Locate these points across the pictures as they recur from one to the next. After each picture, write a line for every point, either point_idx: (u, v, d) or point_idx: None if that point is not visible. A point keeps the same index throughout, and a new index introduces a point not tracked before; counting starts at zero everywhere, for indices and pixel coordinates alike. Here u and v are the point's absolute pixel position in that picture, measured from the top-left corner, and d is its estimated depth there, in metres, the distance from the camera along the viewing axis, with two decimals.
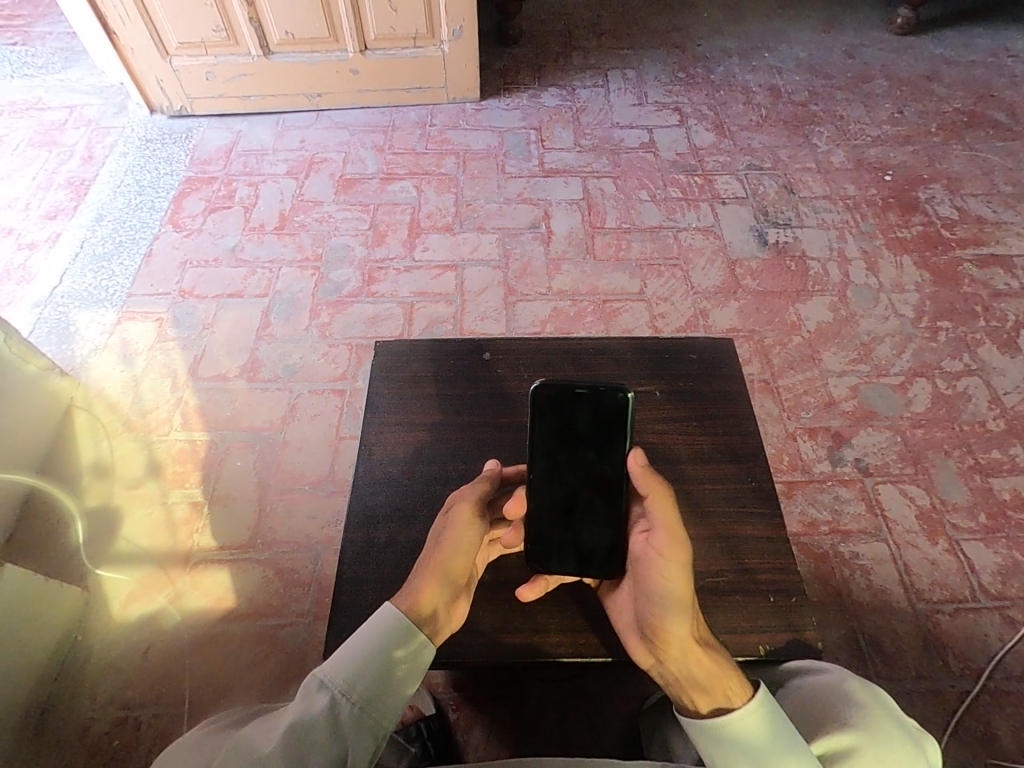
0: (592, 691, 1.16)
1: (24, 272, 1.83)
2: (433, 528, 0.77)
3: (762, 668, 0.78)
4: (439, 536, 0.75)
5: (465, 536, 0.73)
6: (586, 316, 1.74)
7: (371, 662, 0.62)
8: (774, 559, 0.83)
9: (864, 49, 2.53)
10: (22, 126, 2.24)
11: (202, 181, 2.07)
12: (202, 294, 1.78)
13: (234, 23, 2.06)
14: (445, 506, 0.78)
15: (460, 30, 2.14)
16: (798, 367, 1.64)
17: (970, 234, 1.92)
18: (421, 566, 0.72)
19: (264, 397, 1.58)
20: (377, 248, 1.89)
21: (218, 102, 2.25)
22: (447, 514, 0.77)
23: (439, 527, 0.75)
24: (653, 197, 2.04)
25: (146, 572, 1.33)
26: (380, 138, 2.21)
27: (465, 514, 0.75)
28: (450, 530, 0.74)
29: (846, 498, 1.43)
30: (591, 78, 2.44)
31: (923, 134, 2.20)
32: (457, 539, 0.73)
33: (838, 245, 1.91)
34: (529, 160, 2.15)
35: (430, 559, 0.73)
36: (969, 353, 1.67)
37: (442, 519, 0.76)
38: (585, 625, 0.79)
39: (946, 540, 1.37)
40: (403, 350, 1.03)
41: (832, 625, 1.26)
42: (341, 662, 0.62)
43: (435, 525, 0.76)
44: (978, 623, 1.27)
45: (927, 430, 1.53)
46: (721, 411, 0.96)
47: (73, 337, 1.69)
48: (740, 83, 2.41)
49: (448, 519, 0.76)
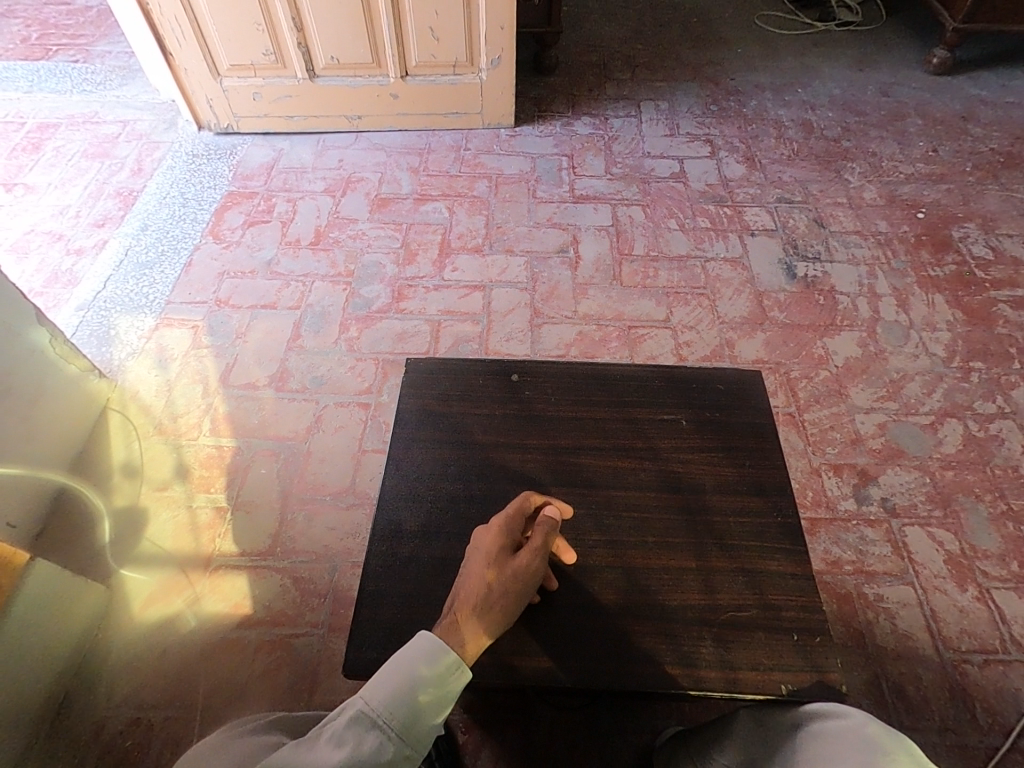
0: (605, 722, 1.14)
1: (71, 276, 1.91)
2: (485, 558, 0.76)
3: (784, 708, 0.76)
4: (487, 570, 0.74)
5: (528, 583, 0.75)
6: (611, 341, 1.75)
7: (411, 690, 0.63)
8: (798, 595, 0.82)
9: (898, 88, 2.54)
10: (78, 138, 2.35)
11: (243, 196, 2.14)
12: (237, 304, 1.84)
13: (283, 47, 2.15)
14: (502, 537, 0.77)
15: (498, 60, 2.21)
16: (824, 402, 1.62)
17: (1005, 275, 1.90)
18: (471, 609, 0.72)
19: (291, 407, 1.62)
20: (408, 267, 1.93)
21: (263, 122, 2.34)
22: (507, 551, 0.76)
23: (497, 564, 0.75)
24: (681, 226, 2.06)
25: (167, 574, 1.35)
26: (415, 160, 2.28)
27: (531, 560, 0.75)
28: (514, 575, 0.74)
29: (871, 539, 1.39)
30: (624, 109, 2.49)
31: (957, 173, 2.19)
32: (520, 587, 0.74)
33: (868, 281, 1.89)
34: (560, 186, 2.18)
35: (479, 598, 0.73)
36: (1003, 395, 1.63)
37: (502, 556, 0.76)
38: (605, 654, 0.78)
39: (976, 587, 1.33)
40: (434, 367, 1.05)
41: (854, 669, 1.23)
42: (381, 692, 0.62)
43: (491, 558, 0.75)
44: (1009, 676, 1.22)
45: (958, 472, 1.49)
46: (747, 444, 0.95)
47: (113, 341, 1.75)
48: (773, 117, 2.44)
49: (510, 559, 0.76)
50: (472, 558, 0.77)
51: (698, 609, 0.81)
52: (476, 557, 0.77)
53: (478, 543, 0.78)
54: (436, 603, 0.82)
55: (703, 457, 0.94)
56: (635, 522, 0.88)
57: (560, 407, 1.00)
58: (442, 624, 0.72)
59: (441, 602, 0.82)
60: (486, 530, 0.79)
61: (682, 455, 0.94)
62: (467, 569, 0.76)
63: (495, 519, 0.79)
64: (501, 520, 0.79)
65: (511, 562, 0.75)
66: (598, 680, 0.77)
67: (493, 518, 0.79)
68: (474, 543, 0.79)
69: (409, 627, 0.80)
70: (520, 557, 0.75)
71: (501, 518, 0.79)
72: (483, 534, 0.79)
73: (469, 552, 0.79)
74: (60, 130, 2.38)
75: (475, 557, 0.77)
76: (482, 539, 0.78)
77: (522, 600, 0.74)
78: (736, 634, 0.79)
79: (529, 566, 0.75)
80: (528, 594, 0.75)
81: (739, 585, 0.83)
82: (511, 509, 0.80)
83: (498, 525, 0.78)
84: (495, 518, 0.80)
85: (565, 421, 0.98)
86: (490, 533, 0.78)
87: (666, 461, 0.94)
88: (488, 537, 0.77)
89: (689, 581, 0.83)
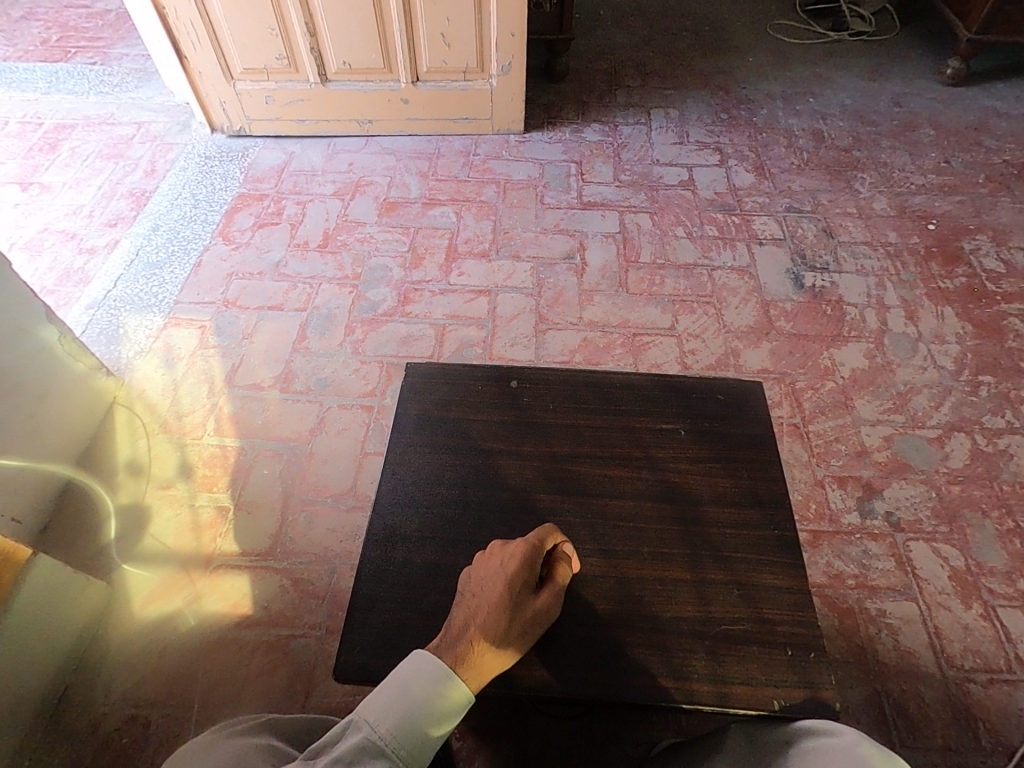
0: (600, 733, 1.13)
1: (82, 275, 1.94)
2: (508, 590, 0.73)
3: (775, 724, 0.76)
4: (506, 604, 0.73)
5: (543, 622, 0.76)
6: (615, 348, 1.75)
7: (414, 717, 0.63)
8: (793, 610, 0.81)
9: (911, 98, 2.52)
10: (94, 139, 2.39)
11: (253, 198, 2.17)
12: (245, 304, 1.85)
13: (296, 52, 2.17)
14: (528, 572, 0.75)
15: (508, 66, 2.22)
16: (830, 413, 1.61)
17: (1016, 289, 1.87)
18: (491, 644, 0.71)
19: (295, 408, 1.63)
20: (414, 271, 1.94)
21: (275, 125, 2.36)
22: (531, 588, 0.75)
23: (520, 598, 0.74)
24: (689, 234, 2.05)
25: (168, 572, 1.36)
26: (424, 165, 2.29)
27: (551, 602, 0.76)
28: (534, 614, 0.75)
29: (875, 553, 1.38)
30: (634, 116, 2.49)
31: (970, 185, 2.17)
32: (536, 627, 0.75)
33: (877, 292, 1.88)
34: (568, 192, 2.19)
35: (500, 634, 0.71)
36: (1012, 410, 1.61)
37: (525, 591, 0.75)
38: (596, 664, 0.78)
39: (980, 605, 1.31)
40: (434, 372, 1.05)
41: (854, 685, 1.21)
42: (385, 719, 0.62)
43: (515, 591, 0.73)
44: (1013, 696, 1.20)
45: (965, 487, 1.48)
46: (746, 455, 0.95)
47: (121, 339, 1.77)
48: (783, 126, 2.43)
49: (532, 597, 0.75)
50: (490, 584, 0.74)
51: (691, 621, 0.81)
52: (495, 584, 0.74)
53: (497, 568, 0.75)
54: (429, 608, 0.82)
55: (701, 468, 0.93)
56: (630, 532, 0.87)
57: (558, 415, 1.00)
58: (455, 650, 0.69)
59: (434, 607, 0.82)
60: (507, 555, 0.76)
61: (679, 466, 0.93)
62: (484, 595, 0.73)
63: (518, 547, 0.77)
64: (528, 551, 0.76)
65: (532, 600, 0.75)
66: (588, 690, 0.77)
67: (518, 547, 0.76)
68: (491, 567, 0.76)
69: (402, 631, 0.80)
70: (541, 597, 0.76)
71: (527, 548, 0.76)
72: (505, 560, 0.75)
73: (484, 577, 0.75)
74: (76, 130, 2.42)
75: (494, 583, 0.74)
76: (502, 566, 0.75)
77: (534, 638, 0.76)
78: (730, 648, 0.79)
79: (547, 606, 0.76)
80: (540, 634, 0.76)
81: (734, 599, 0.82)
82: (537, 541, 0.77)
83: (526, 557, 0.75)
84: (518, 545, 0.77)
85: (563, 428, 0.98)
86: (514, 562, 0.75)
87: (664, 471, 0.93)
88: (513, 567, 0.74)
89: (683, 593, 0.82)
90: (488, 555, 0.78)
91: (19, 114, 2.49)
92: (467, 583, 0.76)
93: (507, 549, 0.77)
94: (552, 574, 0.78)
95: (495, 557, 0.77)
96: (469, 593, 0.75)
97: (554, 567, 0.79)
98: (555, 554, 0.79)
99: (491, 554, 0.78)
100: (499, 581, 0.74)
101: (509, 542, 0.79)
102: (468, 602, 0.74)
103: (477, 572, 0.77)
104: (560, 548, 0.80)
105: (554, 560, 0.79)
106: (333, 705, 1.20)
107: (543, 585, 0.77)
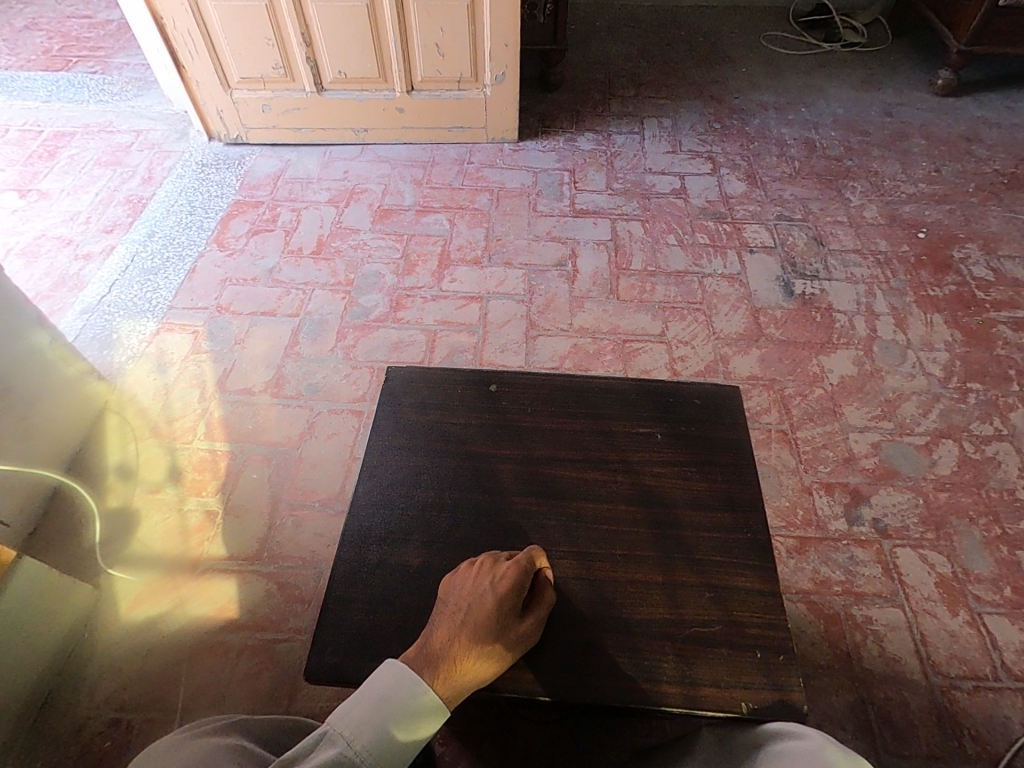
0: (584, 739, 1.13)
1: (77, 280, 1.95)
2: (496, 612, 0.74)
3: (745, 726, 0.76)
4: (489, 623, 0.73)
5: (523, 646, 0.77)
6: (605, 355, 1.76)
7: (387, 734, 0.63)
8: (763, 613, 0.81)
9: (902, 108, 2.54)
10: (93, 146, 2.41)
11: (249, 205, 2.18)
12: (237, 310, 1.86)
13: (292, 60, 2.20)
14: (517, 594, 0.76)
15: (502, 75, 2.24)
16: (818, 420, 1.61)
17: (1005, 296, 1.88)
18: (474, 660, 0.71)
19: (285, 413, 1.63)
20: (407, 277, 1.95)
21: (271, 133, 2.39)
22: (517, 611, 0.76)
23: (506, 621, 0.75)
24: (680, 242, 2.06)
25: (155, 576, 1.36)
26: (419, 172, 2.31)
27: (533, 628, 0.77)
28: (517, 637, 0.76)
29: (861, 560, 1.38)
30: (628, 126, 2.51)
31: (960, 194, 2.19)
32: (516, 650, 0.76)
33: (866, 300, 1.89)
34: (561, 200, 2.21)
35: (483, 652, 0.72)
36: (1000, 418, 1.61)
37: (511, 615, 0.75)
38: (572, 672, 0.78)
39: (967, 612, 1.31)
40: (416, 375, 1.06)
41: (840, 693, 1.21)
42: (360, 735, 0.62)
43: (503, 613, 0.74)
44: (999, 704, 1.20)
45: (952, 494, 1.48)
46: (720, 458, 0.95)
47: (114, 344, 1.78)
48: (775, 135, 2.45)
49: (517, 620, 0.76)
50: (478, 602, 0.74)
51: (663, 623, 0.81)
52: (482, 603, 0.74)
53: (486, 587, 0.76)
54: (403, 609, 0.82)
55: (676, 472, 0.94)
56: (604, 534, 0.88)
57: (536, 419, 1.00)
58: (436, 667, 0.69)
59: (408, 608, 0.82)
60: (498, 575, 0.77)
61: (654, 470, 0.94)
62: (472, 613, 0.73)
63: (510, 568, 0.77)
64: (520, 573, 0.77)
65: (517, 623, 0.76)
66: (563, 692, 0.77)
67: (509, 568, 0.77)
68: (480, 584, 0.76)
69: (376, 633, 0.81)
70: (525, 622, 0.77)
71: (520, 569, 0.77)
72: (495, 580, 0.76)
73: (471, 592, 0.76)
74: (75, 138, 2.45)
75: (483, 602, 0.74)
76: (492, 586, 0.75)
77: (513, 660, 0.76)
78: (701, 648, 0.79)
79: (528, 632, 0.77)
80: (517, 657, 0.77)
81: (705, 600, 0.82)
82: (527, 562, 0.78)
83: (518, 580, 0.76)
84: (509, 566, 0.77)
85: (541, 431, 0.99)
86: (505, 584, 0.76)
87: (639, 474, 0.94)
88: (504, 588, 0.75)
89: (655, 595, 0.83)
90: (477, 571, 0.78)
91: (20, 122, 2.52)
92: (451, 597, 0.76)
93: (498, 568, 0.77)
94: (536, 597, 0.79)
95: (483, 574, 0.77)
96: (454, 607, 0.75)
97: (537, 591, 0.80)
98: (539, 576, 0.80)
99: (480, 570, 0.78)
100: (488, 599, 0.74)
101: (498, 561, 0.79)
102: (453, 617, 0.74)
103: (463, 586, 0.77)
104: (543, 570, 0.81)
105: (539, 584, 0.80)
106: (316, 709, 1.20)
107: (528, 609, 0.78)
